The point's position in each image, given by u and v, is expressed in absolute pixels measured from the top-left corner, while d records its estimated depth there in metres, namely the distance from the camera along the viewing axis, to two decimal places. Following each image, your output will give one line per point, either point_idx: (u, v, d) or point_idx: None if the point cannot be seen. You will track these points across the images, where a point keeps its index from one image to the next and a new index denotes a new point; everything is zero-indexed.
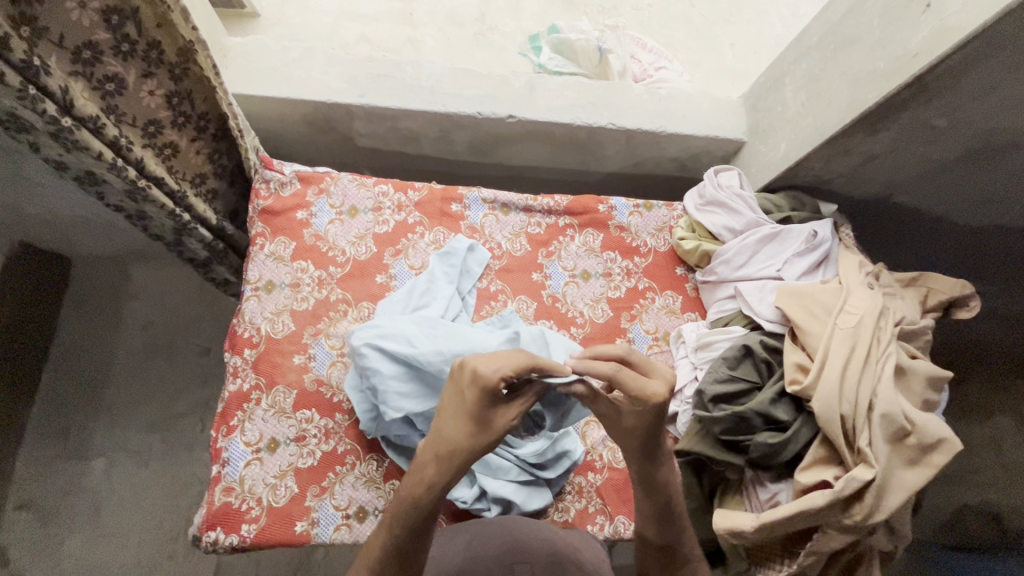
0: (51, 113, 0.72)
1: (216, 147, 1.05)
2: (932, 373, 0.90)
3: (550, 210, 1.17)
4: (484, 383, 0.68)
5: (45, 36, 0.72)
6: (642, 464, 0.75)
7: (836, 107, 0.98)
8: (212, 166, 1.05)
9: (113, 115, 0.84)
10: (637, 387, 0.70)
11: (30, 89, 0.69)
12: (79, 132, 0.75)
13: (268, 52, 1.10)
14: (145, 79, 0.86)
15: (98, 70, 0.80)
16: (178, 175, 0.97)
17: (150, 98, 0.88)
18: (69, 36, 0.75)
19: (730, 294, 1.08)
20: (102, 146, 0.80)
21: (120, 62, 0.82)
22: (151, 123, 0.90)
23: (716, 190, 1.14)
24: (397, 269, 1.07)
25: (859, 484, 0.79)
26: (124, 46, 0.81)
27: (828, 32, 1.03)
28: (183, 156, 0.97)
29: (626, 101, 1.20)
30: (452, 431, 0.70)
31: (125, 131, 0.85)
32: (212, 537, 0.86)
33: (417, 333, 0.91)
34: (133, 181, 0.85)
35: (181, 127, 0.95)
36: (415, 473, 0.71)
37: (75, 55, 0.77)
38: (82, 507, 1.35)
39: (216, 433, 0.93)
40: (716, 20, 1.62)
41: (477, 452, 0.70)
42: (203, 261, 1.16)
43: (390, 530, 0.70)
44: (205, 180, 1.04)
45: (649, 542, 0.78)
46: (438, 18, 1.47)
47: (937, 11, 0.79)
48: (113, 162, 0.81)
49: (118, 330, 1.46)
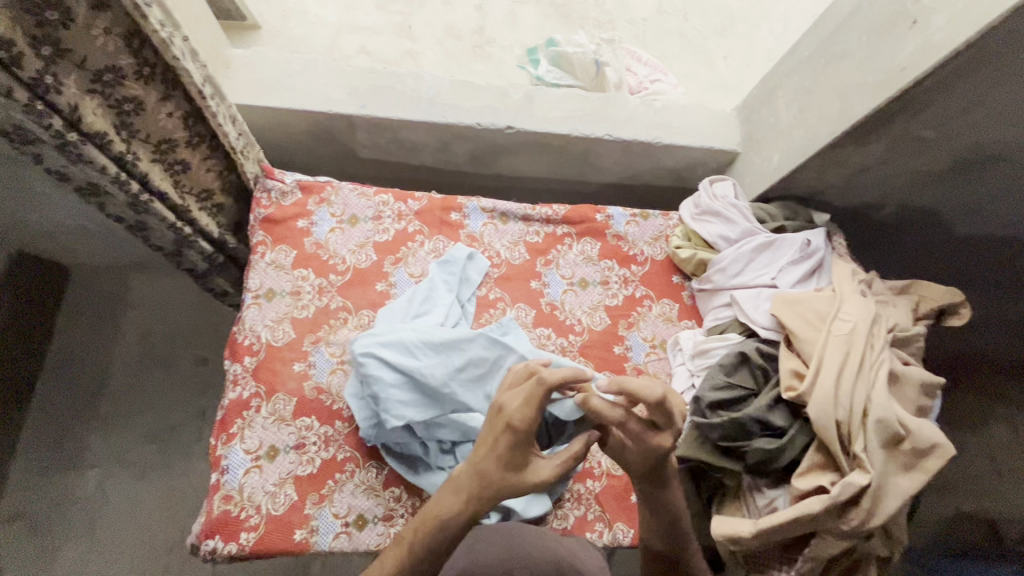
0: (57, 127, 0.73)
1: (225, 164, 1.06)
2: (923, 379, 0.91)
3: (548, 219, 1.18)
4: (514, 429, 0.68)
5: (68, 57, 0.73)
6: (646, 485, 0.76)
7: (826, 119, 1.00)
8: (220, 183, 1.06)
9: (126, 132, 0.84)
10: (641, 439, 0.71)
11: (38, 105, 0.70)
12: (86, 147, 0.77)
13: (269, 64, 1.12)
14: (163, 101, 0.88)
15: (118, 92, 0.81)
16: (186, 191, 0.97)
17: (167, 119, 0.89)
18: (91, 59, 0.75)
19: (726, 302, 1.10)
20: (107, 161, 0.81)
21: (140, 85, 0.83)
22: (165, 143, 0.90)
23: (711, 200, 1.16)
24: (397, 278, 1.08)
25: (854, 490, 0.80)
26: (145, 69, 0.83)
27: (819, 47, 1.06)
28: (193, 173, 0.98)
29: (622, 113, 1.22)
30: (488, 466, 0.70)
31: (137, 149, 0.86)
32: (210, 545, 0.86)
33: (421, 344, 0.91)
34: (136, 195, 0.86)
35: (194, 146, 0.96)
36: (444, 497, 0.73)
37: (96, 77, 0.77)
38: (75, 517, 1.34)
39: (215, 441, 0.93)
40: (709, 34, 1.65)
41: (507, 494, 0.71)
42: (201, 273, 1.16)
43: (408, 549, 0.70)
44: (211, 196, 1.05)
45: (656, 555, 0.79)
46: (437, 31, 1.50)
47: (923, 27, 0.82)
48: (117, 176, 0.83)
49: (114, 340, 1.46)
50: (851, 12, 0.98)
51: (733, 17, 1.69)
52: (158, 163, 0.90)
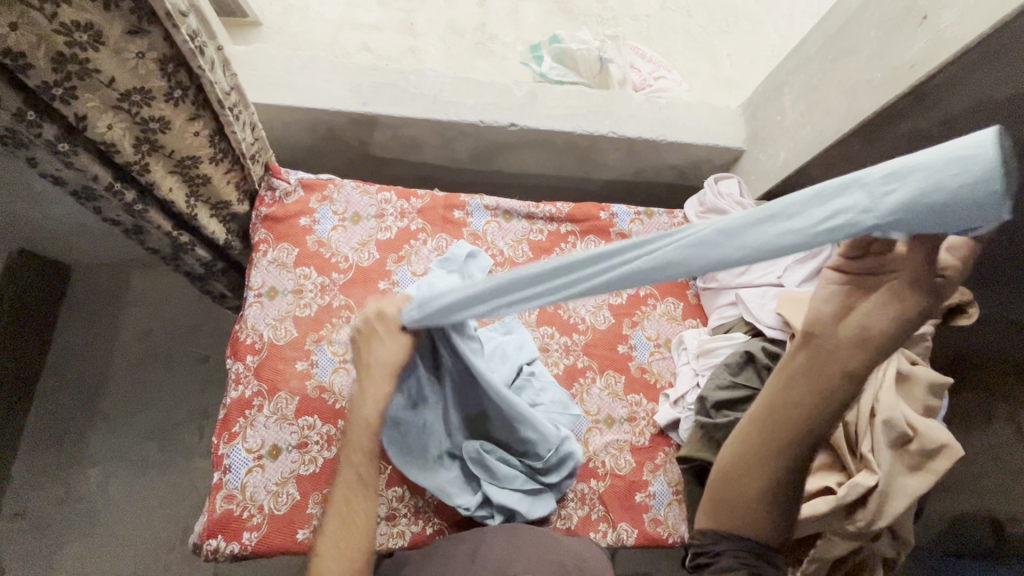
0: (49, 136, 0.72)
1: (243, 177, 1.03)
2: (935, 381, 0.89)
3: (551, 218, 1.17)
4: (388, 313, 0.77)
5: (94, 77, 0.71)
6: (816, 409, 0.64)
7: (834, 116, 0.99)
8: (237, 194, 1.04)
9: (148, 146, 0.82)
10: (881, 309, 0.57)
11: (29, 114, 0.70)
12: (76, 157, 0.76)
13: (271, 60, 1.11)
14: (192, 121, 0.84)
15: (145, 111, 0.79)
16: (200, 201, 0.96)
17: (195, 138, 0.87)
18: (119, 79, 0.73)
19: (731, 301, 1.09)
20: (101, 170, 0.80)
21: (171, 106, 0.80)
22: (188, 159, 0.88)
23: (716, 198, 1.15)
24: (399, 276, 1.07)
25: (861, 491, 0.80)
26: (177, 92, 0.80)
27: (826, 43, 1.05)
28: (213, 185, 0.96)
29: (627, 110, 1.21)
30: (378, 349, 0.77)
31: (153, 161, 0.84)
32: (212, 545, 0.86)
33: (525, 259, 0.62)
34: (129, 205, 0.86)
35: (218, 162, 0.94)
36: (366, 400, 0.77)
37: (123, 95, 0.75)
38: (77, 515, 1.34)
39: (217, 440, 0.92)
40: (712, 31, 1.64)
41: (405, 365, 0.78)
42: (200, 276, 1.14)
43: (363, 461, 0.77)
44: (228, 206, 1.03)
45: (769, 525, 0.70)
46: (439, 28, 1.49)
47: (934, 22, 0.81)
48: (110, 185, 0.82)
49: (116, 338, 1.45)
50: (859, 8, 0.97)
51: (737, 13, 1.67)
52: (176, 174, 0.89)
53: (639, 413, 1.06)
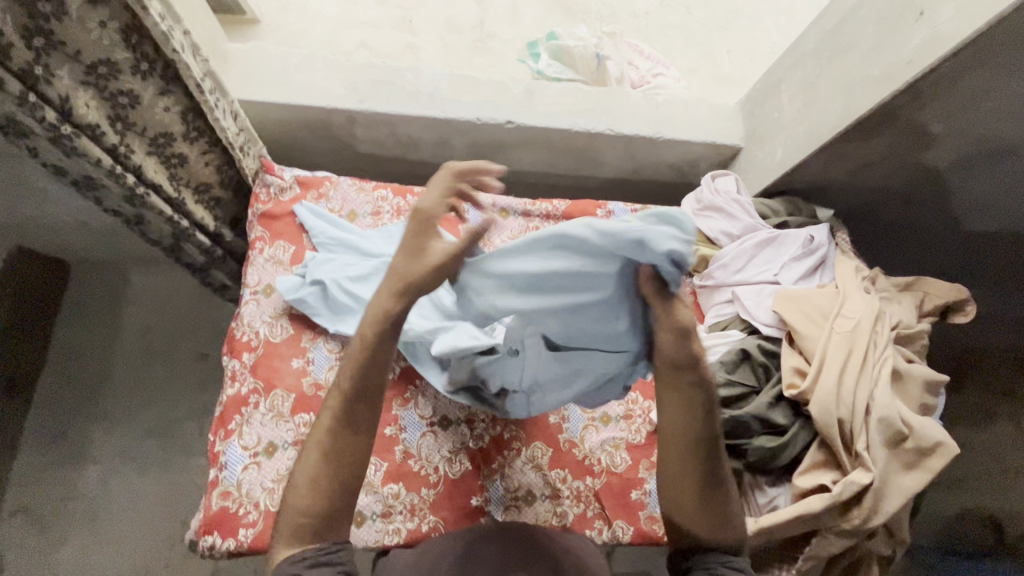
0: (50, 120, 0.71)
1: (225, 159, 1.02)
2: (929, 378, 0.90)
3: (547, 215, 1.17)
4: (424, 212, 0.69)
5: (60, 49, 0.71)
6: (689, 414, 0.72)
7: (830, 113, 0.99)
8: (219, 177, 1.03)
9: (122, 124, 0.82)
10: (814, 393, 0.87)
11: (30, 96, 0.68)
12: (77, 139, 0.75)
13: (268, 58, 1.10)
14: (161, 95, 0.85)
15: (114, 85, 0.78)
16: (181, 182, 0.95)
17: (164, 113, 0.87)
18: (87, 52, 0.74)
19: (728, 298, 1.07)
20: (101, 153, 0.78)
21: (138, 80, 0.81)
22: (162, 136, 0.88)
23: (713, 195, 1.13)
24: (314, 354, 0.96)
25: (855, 489, 0.80)
26: (144, 63, 0.81)
27: (823, 40, 1.04)
28: (189, 166, 0.95)
29: (624, 108, 1.21)
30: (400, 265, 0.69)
31: (132, 141, 0.84)
32: (209, 541, 0.83)
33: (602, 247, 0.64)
34: (131, 188, 0.85)
35: (192, 140, 0.93)
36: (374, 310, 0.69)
37: (90, 68, 0.75)
38: (77, 512, 1.34)
39: (214, 437, 0.90)
40: (712, 27, 1.64)
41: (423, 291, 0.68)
42: (200, 267, 1.13)
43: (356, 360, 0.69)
44: (210, 190, 1.03)
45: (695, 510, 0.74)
46: (438, 25, 1.49)
47: (930, 19, 0.81)
48: (111, 169, 0.80)
49: (115, 335, 1.45)
50: (855, 5, 0.97)
51: (737, 10, 1.67)
52: (153, 155, 0.88)
53: (635, 411, 1.07)
